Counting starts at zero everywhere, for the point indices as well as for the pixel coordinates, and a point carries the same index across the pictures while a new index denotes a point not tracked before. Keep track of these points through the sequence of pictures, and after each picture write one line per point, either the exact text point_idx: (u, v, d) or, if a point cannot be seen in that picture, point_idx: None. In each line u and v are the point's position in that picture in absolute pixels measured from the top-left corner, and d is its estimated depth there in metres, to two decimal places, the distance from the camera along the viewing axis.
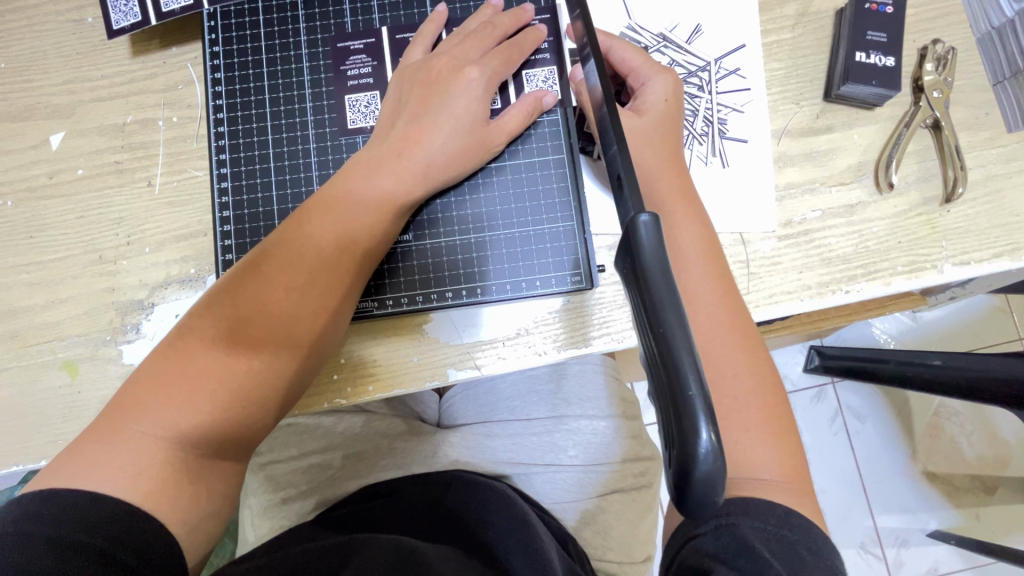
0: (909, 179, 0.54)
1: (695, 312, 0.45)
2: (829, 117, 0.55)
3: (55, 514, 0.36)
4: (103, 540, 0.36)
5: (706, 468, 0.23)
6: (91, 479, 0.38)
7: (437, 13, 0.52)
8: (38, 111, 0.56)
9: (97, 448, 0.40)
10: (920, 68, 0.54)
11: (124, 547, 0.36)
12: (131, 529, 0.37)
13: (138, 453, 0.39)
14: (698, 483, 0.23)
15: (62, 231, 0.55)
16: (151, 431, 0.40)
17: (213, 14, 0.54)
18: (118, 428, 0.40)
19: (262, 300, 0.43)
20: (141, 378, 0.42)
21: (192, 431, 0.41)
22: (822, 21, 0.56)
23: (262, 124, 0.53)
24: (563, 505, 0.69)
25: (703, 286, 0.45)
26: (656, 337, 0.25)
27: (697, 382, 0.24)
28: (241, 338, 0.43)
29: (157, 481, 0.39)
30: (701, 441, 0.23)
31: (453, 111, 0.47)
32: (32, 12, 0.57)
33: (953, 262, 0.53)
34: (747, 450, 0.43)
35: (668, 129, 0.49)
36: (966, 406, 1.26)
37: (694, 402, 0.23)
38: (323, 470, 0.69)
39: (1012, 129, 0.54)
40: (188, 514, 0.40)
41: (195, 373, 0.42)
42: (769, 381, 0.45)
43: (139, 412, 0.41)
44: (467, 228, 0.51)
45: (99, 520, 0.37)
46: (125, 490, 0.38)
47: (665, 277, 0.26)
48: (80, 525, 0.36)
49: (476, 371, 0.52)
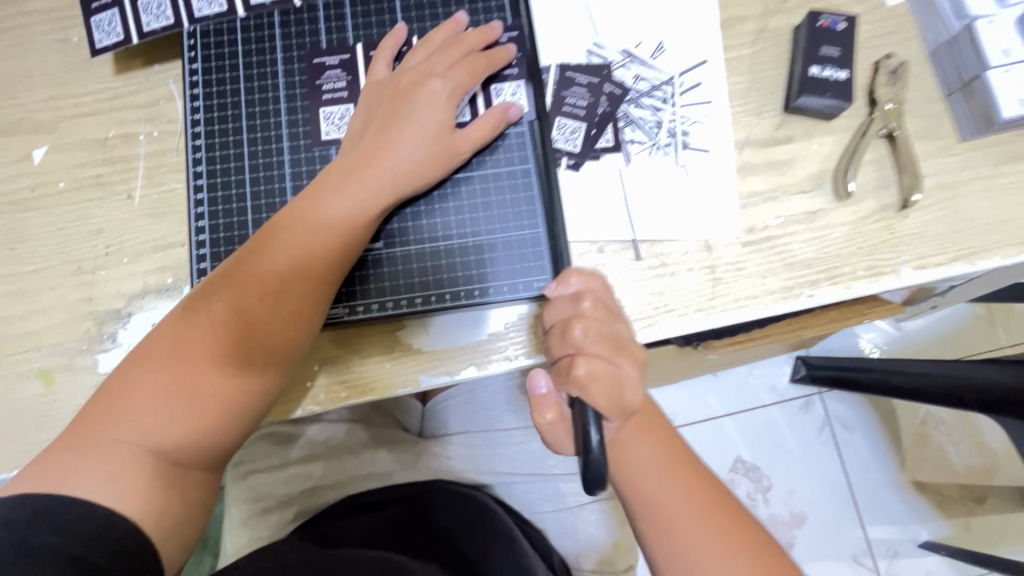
0: (867, 187, 0.56)
1: (666, 523, 0.46)
2: (789, 127, 0.57)
3: (29, 517, 0.37)
4: (76, 544, 0.38)
5: (597, 465, 0.38)
6: (64, 485, 0.40)
7: (397, 29, 0.54)
8: (22, 126, 0.58)
9: (70, 454, 0.41)
10: (873, 81, 0.57)
11: (97, 550, 0.38)
12: (103, 533, 0.39)
13: (111, 460, 0.41)
14: (594, 477, 0.38)
15: (42, 242, 0.56)
16: (122, 436, 0.42)
17: (191, 32, 0.55)
18: (90, 434, 0.42)
19: (234, 306, 0.45)
20: (112, 387, 0.43)
21: (164, 438, 0.42)
22: (780, 37, 0.58)
23: (238, 137, 0.54)
24: (542, 514, 0.70)
25: (680, 500, 0.46)
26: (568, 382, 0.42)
27: (588, 411, 0.40)
28: (213, 345, 0.44)
29: (129, 487, 0.41)
30: (591, 444, 0.39)
31: (419, 123, 0.49)
32: (18, 32, 0.59)
33: (912, 266, 0.55)
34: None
35: (615, 343, 0.41)
36: (953, 415, 1.31)
37: (586, 423, 0.39)
38: (302, 480, 0.68)
39: (965, 139, 0.56)
40: (161, 520, 0.42)
41: (166, 378, 0.43)
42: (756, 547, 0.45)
43: (111, 420, 0.42)
44: (437, 235, 0.52)
45: (73, 524, 0.38)
46: (99, 495, 0.40)
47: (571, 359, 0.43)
48: (55, 530, 0.38)
49: (449, 377, 0.53)
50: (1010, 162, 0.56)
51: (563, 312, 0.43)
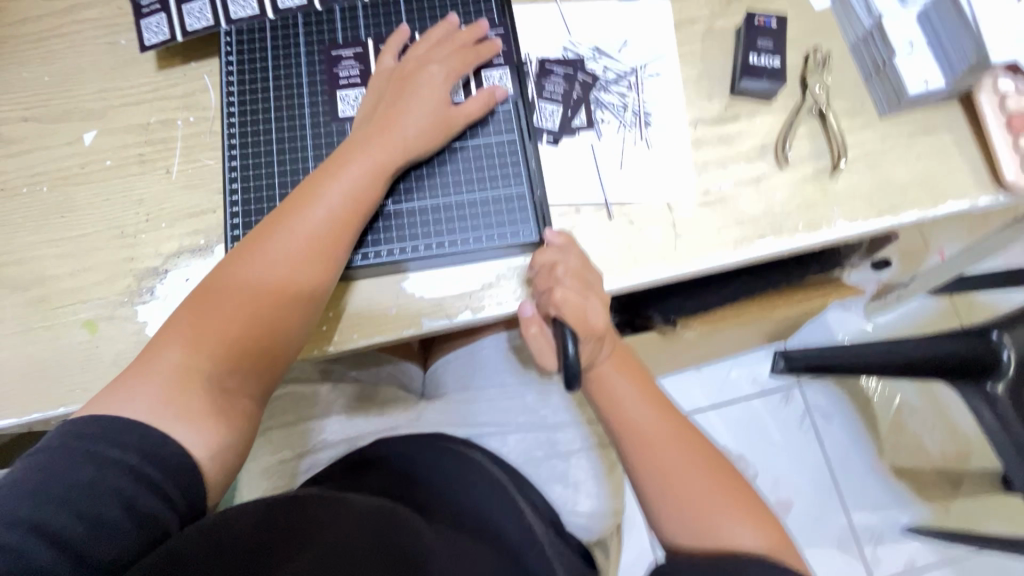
0: (803, 155, 0.66)
1: (642, 443, 0.54)
2: (736, 108, 0.67)
3: (96, 432, 0.44)
4: (132, 457, 0.44)
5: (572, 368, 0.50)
6: (127, 405, 0.47)
7: (402, 29, 0.64)
8: (75, 114, 0.67)
9: (133, 380, 0.48)
10: (804, 68, 0.67)
11: (149, 463, 0.44)
12: (158, 449, 0.45)
13: (168, 385, 0.48)
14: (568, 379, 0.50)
15: (89, 211, 0.64)
16: (179, 365, 0.49)
17: (228, 31, 0.65)
18: (151, 364, 0.49)
19: (273, 256, 0.53)
20: (172, 322, 0.52)
21: (214, 366, 0.50)
22: (725, 35, 0.69)
23: (266, 116, 0.63)
24: (534, 461, 0.74)
25: (654, 429, 0.55)
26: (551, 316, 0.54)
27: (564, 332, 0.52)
28: (257, 287, 0.53)
29: (181, 409, 0.47)
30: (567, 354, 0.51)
31: (422, 99, 0.58)
32: (73, 36, 0.69)
33: (845, 220, 0.64)
34: (713, 526, 0.50)
35: (587, 281, 0.55)
36: (925, 403, 1.39)
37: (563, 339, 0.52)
38: (316, 434, 0.75)
39: (883, 115, 0.66)
40: (207, 441, 0.48)
41: (219, 315, 0.51)
42: (718, 464, 0.54)
43: (169, 351, 0.50)
44: (438, 193, 0.61)
45: (132, 441, 0.45)
46: (156, 414, 0.47)
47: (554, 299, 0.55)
48: (116, 444, 0.44)
49: (448, 320, 0.61)
50: (923, 134, 0.66)
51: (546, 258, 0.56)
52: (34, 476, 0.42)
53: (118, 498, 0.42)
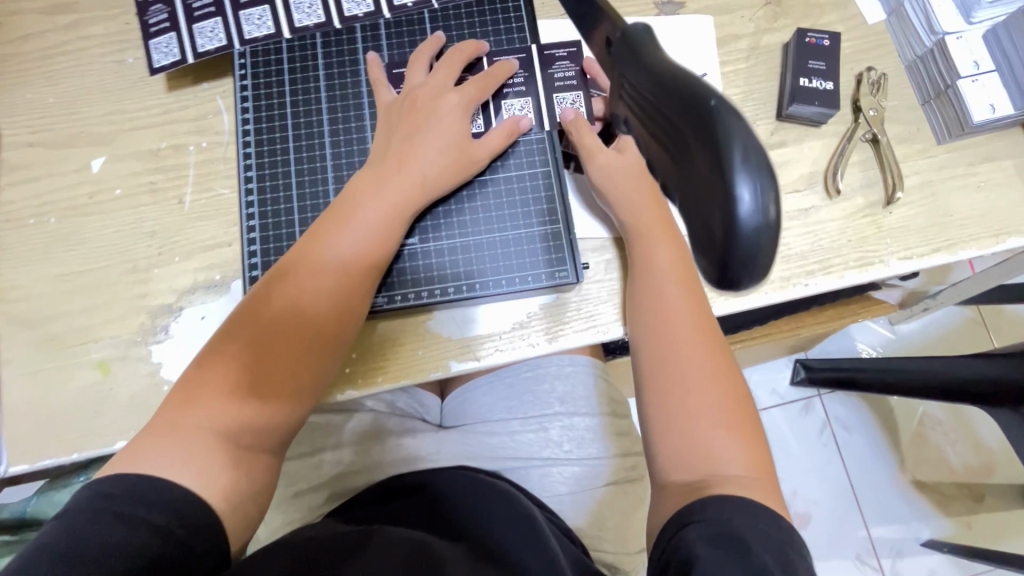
0: (854, 186, 0.61)
1: (663, 327, 0.53)
2: (782, 133, 0.63)
3: (119, 493, 0.41)
4: (159, 516, 0.41)
5: (750, 235, 0.20)
6: (149, 465, 0.43)
7: (433, 37, 0.60)
8: (81, 139, 0.63)
9: (149, 443, 0.45)
10: (857, 90, 0.63)
11: (176, 522, 0.41)
12: (183, 506, 0.42)
13: (190, 446, 0.45)
14: (726, 228, 0.20)
15: (100, 244, 0.61)
16: (197, 423, 0.46)
17: (242, 52, 0.61)
18: (165, 424, 0.46)
19: (291, 309, 0.50)
20: (185, 380, 0.48)
21: (233, 427, 0.46)
22: (772, 53, 0.65)
23: (284, 145, 0.60)
24: (559, 497, 0.71)
25: (677, 323, 0.52)
26: (693, 137, 0.21)
27: (745, 156, 0.20)
28: (271, 341, 0.49)
29: (203, 465, 0.44)
30: (739, 197, 0.20)
31: (440, 133, 0.54)
32: (79, 54, 0.65)
33: (898, 256, 0.60)
34: (709, 449, 0.48)
35: None
36: (948, 414, 1.35)
37: (727, 115, 0.21)
38: (330, 468, 0.71)
39: (941, 141, 0.62)
40: (228, 496, 0.45)
41: (234, 371, 0.48)
42: (742, 402, 0.51)
43: (188, 407, 0.46)
44: (467, 232, 0.58)
45: (158, 500, 0.42)
46: (177, 471, 0.44)
47: (677, 106, 0.22)
48: (143, 504, 0.41)
49: (476, 362, 0.58)
50: (983, 162, 0.62)
51: (617, 101, 0.28)
52: (58, 543, 0.38)
53: (144, 559, 0.39)
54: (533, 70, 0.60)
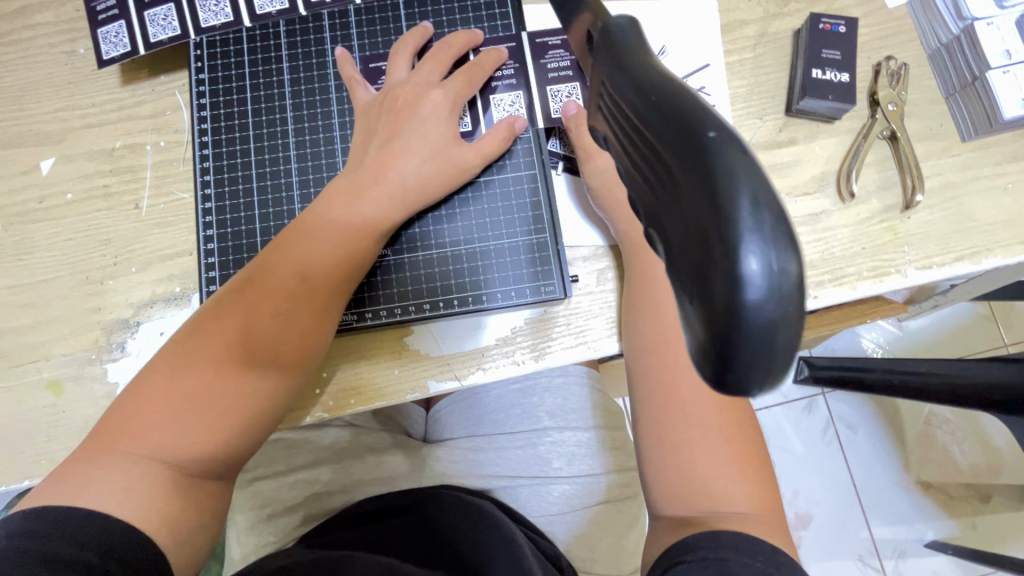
0: (870, 188, 0.56)
1: (663, 348, 0.48)
2: (792, 130, 0.57)
3: (46, 530, 0.37)
4: (93, 556, 0.37)
5: (764, 315, 0.15)
6: (84, 497, 0.39)
7: (423, 27, 0.55)
8: (30, 139, 0.58)
9: (83, 472, 0.40)
10: (875, 82, 0.57)
11: (112, 561, 0.37)
12: (119, 542, 0.38)
13: (129, 476, 0.40)
14: (728, 314, 0.15)
15: (51, 253, 0.56)
16: (137, 453, 0.41)
17: (198, 43, 0.56)
18: (104, 450, 0.41)
19: (248, 327, 0.45)
20: (125, 402, 0.43)
21: (182, 456, 0.42)
22: (781, 41, 0.59)
23: (245, 146, 0.55)
24: (550, 518, 0.68)
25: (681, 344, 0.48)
26: (693, 177, 0.16)
27: (755, 217, 0.15)
28: (224, 363, 0.44)
29: (143, 497, 0.40)
30: (748, 276, 0.15)
31: (423, 135, 0.50)
32: (25, 45, 0.60)
33: (917, 266, 0.55)
34: (711, 483, 0.44)
35: None
36: (955, 412, 1.19)
37: (733, 162, 0.16)
38: (308, 487, 0.68)
39: (967, 139, 0.56)
40: (173, 528, 0.41)
41: (181, 396, 0.43)
42: (745, 430, 0.47)
43: (129, 435, 0.42)
44: (445, 244, 0.53)
45: (90, 538, 0.38)
46: (115, 503, 0.39)
47: (669, 131, 0.17)
48: (73, 542, 0.37)
49: (456, 382, 0.53)
50: (1011, 161, 0.56)
51: (596, 114, 0.23)
52: None
53: None
54: (525, 60, 0.55)
